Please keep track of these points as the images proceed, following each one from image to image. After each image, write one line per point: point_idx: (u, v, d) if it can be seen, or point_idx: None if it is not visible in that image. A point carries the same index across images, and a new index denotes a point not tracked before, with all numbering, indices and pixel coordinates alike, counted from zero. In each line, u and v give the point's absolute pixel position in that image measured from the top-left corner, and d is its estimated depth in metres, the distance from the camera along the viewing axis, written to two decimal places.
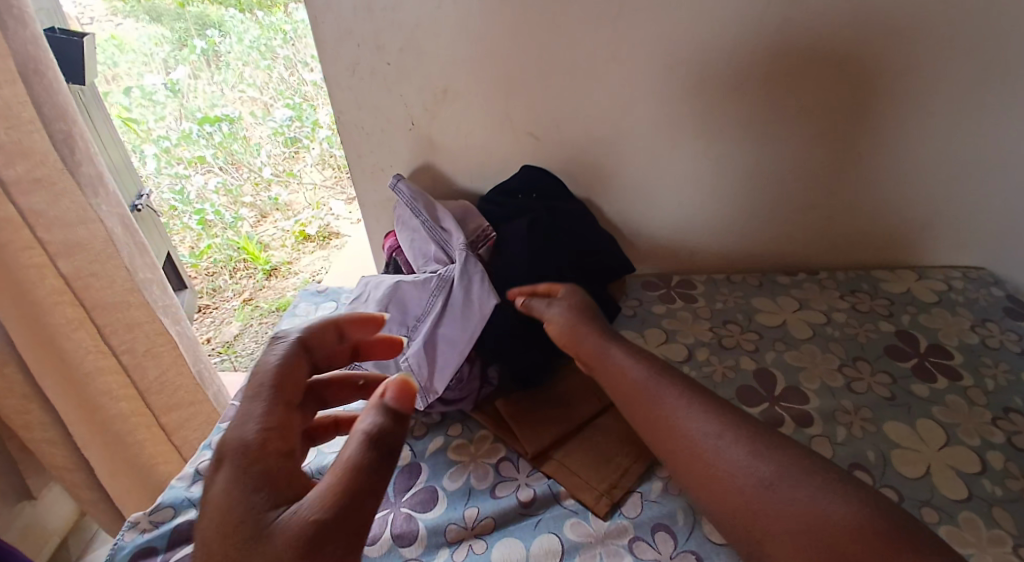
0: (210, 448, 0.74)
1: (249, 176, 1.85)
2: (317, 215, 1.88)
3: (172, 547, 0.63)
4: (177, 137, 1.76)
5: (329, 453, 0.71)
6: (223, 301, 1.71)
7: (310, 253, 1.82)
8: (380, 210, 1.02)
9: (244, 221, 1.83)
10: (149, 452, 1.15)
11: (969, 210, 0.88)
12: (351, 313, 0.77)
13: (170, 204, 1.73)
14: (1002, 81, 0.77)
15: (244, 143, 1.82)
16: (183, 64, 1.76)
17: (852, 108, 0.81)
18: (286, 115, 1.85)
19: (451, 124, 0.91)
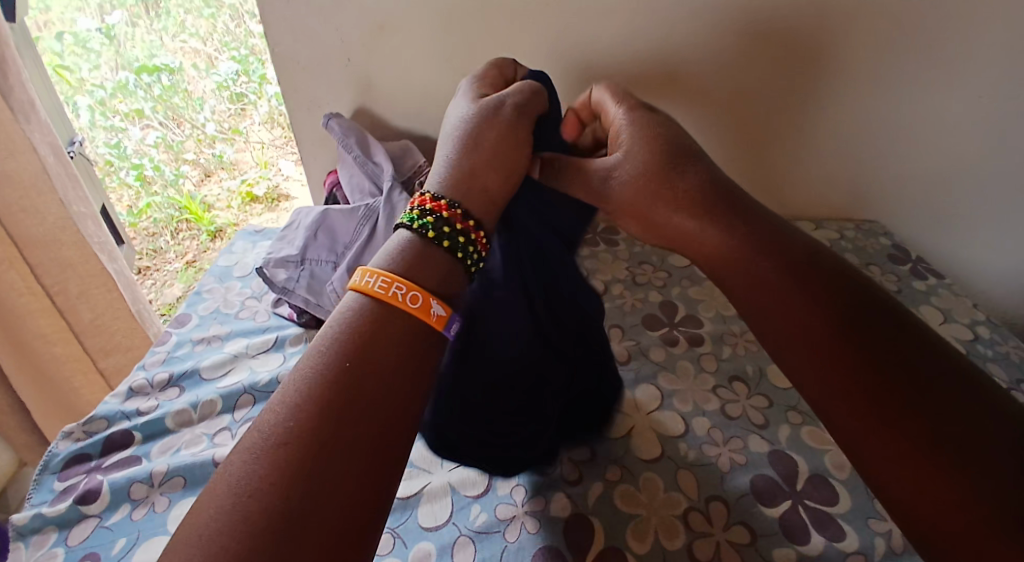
0: (144, 369, 0.76)
1: (191, 131, 1.81)
2: (264, 175, 1.85)
3: (107, 452, 0.67)
4: (113, 87, 1.71)
5: (258, 372, 0.74)
6: (164, 263, 1.71)
7: (257, 215, 1.81)
8: (317, 146, 1.06)
9: (187, 178, 1.80)
10: (86, 398, 1.16)
11: (877, 177, 0.92)
12: (282, 240, 0.82)
13: (106, 158, 1.70)
14: (912, 53, 0.80)
15: (185, 97, 1.78)
16: (120, 9, 1.68)
17: (775, 68, 0.83)
18: (231, 68, 1.79)
19: (387, 61, 0.94)
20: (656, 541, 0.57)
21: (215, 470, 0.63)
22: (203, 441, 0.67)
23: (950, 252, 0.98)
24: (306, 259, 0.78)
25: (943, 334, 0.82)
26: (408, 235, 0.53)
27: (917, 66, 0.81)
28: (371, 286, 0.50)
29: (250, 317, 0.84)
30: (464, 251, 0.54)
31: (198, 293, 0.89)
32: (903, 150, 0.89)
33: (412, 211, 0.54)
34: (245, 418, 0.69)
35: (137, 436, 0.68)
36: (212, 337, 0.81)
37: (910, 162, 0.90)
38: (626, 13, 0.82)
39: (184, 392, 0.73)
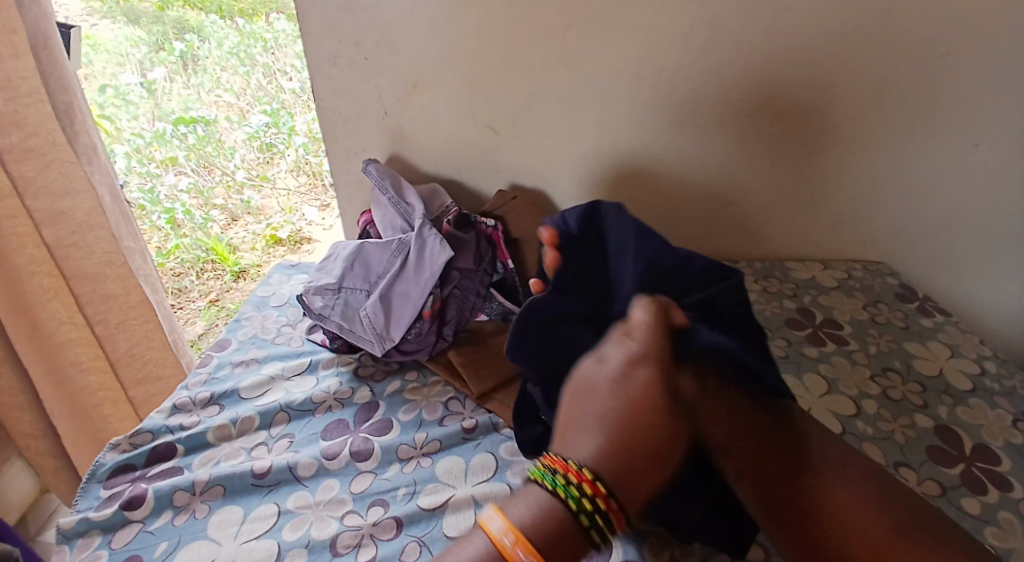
0: (186, 388, 0.81)
1: (221, 178, 1.92)
2: (289, 220, 1.93)
3: (150, 463, 0.72)
4: (151, 136, 1.83)
5: (294, 392, 0.79)
6: (189, 301, 1.76)
7: (279, 257, 1.86)
8: (351, 189, 1.14)
9: (215, 222, 1.88)
10: (115, 426, 1.17)
11: (885, 221, 0.97)
12: (320, 271, 0.88)
13: (139, 202, 1.78)
14: (913, 103, 0.85)
15: (217, 146, 1.90)
16: (160, 66, 1.86)
17: (779, 118, 0.89)
18: (262, 121, 1.93)
19: (418, 112, 1.02)
20: (671, 555, 0.60)
21: (252, 481, 0.67)
22: (241, 455, 0.71)
23: (962, 291, 1.00)
24: (342, 287, 0.83)
25: (950, 368, 0.84)
26: (541, 494, 0.49)
27: (919, 114, 0.86)
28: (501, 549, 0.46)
29: (286, 342, 0.89)
30: (578, 507, 0.47)
31: (237, 320, 0.94)
32: (905, 193, 0.93)
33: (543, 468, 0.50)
34: (281, 434, 0.73)
35: (180, 448, 0.73)
36: (251, 360, 0.86)
37: (911, 205, 0.94)
38: (638, 69, 0.89)
39: (224, 409, 0.78)
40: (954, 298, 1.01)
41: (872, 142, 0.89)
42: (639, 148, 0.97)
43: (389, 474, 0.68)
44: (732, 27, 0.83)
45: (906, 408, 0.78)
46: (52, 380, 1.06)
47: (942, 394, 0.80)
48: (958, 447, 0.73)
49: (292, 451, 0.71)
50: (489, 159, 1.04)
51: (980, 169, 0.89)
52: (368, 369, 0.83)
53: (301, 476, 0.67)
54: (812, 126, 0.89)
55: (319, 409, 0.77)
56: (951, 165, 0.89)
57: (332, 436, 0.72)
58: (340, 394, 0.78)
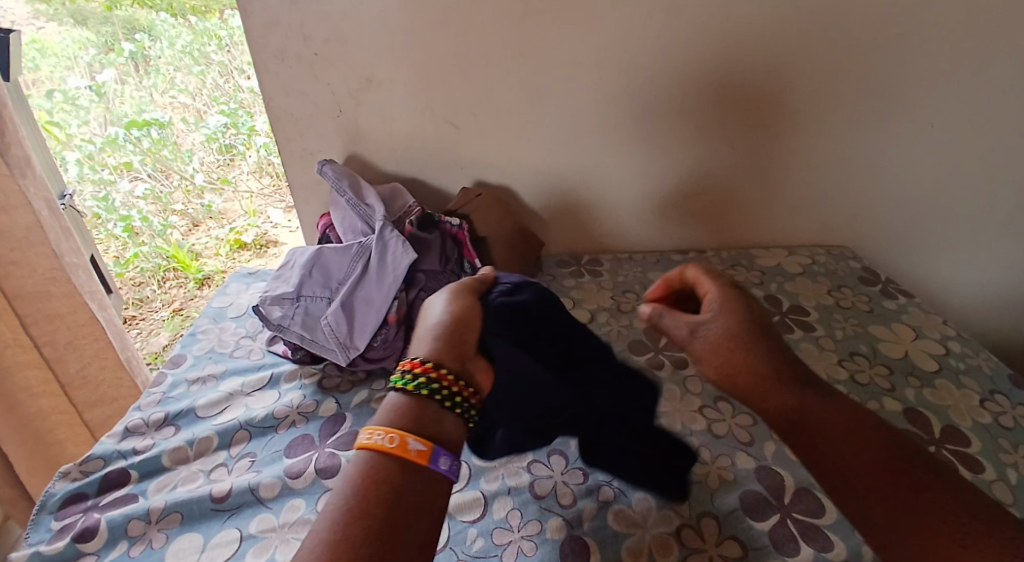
0: (138, 410, 0.77)
1: (180, 183, 1.84)
2: (253, 223, 1.88)
3: (102, 492, 0.68)
4: (102, 141, 1.73)
5: (254, 409, 0.76)
6: (151, 312, 1.69)
7: (245, 261, 1.81)
8: (309, 191, 1.10)
9: (175, 229, 1.81)
10: (71, 449, 1.12)
11: (845, 206, 0.98)
12: (277, 279, 0.84)
13: (94, 211, 1.69)
14: (869, 89, 0.86)
15: (174, 149, 1.82)
16: (110, 68, 1.74)
17: (739, 107, 0.89)
18: (220, 121, 1.87)
19: (376, 110, 0.99)
20: (650, 558, 0.58)
21: (211, 506, 0.64)
22: (200, 478, 0.68)
23: (921, 273, 1.02)
24: (301, 296, 0.80)
25: (915, 349, 0.85)
26: (398, 398, 0.51)
27: (874, 99, 0.87)
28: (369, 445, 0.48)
29: (245, 356, 0.86)
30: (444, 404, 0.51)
31: (192, 334, 0.90)
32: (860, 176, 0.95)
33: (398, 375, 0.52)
34: (241, 454, 0.70)
35: (133, 475, 0.69)
36: (208, 376, 0.82)
37: (870, 189, 0.95)
38: (598, 61, 0.88)
39: (180, 430, 0.74)
40: (914, 279, 1.03)
41: (831, 128, 0.90)
42: (603, 141, 0.95)
43: None
44: (689, 16, 0.83)
45: (874, 392, 0.78)
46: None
47: (908, 376, 0.81)
48: (927, 430, 0.73)
49: (254, 471, 0.68)
50: (451, 156, 1.02)
51: (936, 150, 0.90)
52: (333, 381, 0.80)
53: (264, 497, 0.64)
54: (773, 116, 0.90)
55: (282, 425, 0.73)
56: (906, 150, 0.91)
57: (295, 452, 0.69)
58: (305, 408, 0.75)
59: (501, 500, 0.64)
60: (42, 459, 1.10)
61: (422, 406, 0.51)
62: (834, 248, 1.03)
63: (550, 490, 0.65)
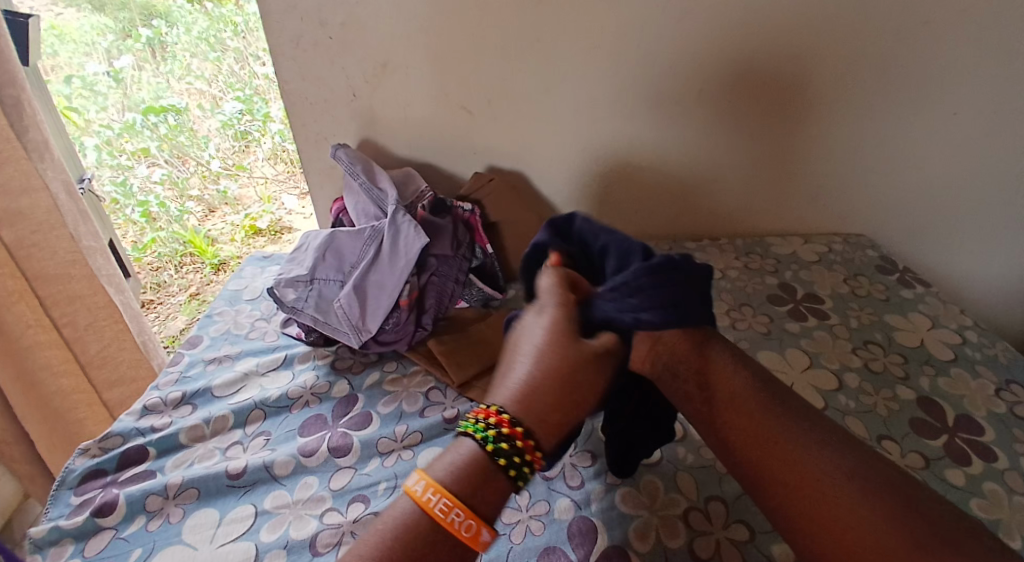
0: (157, 389, 0.79)
1: (196, 168, 1.86)
2: (267, 209, 1.89)
3: (122, 468, 0.70)
4: (121, 127, 1.76)
5: (269, 389, 0.77)
6: (168, 296, 1.72)
7: (259, 247, 1.83)
8: (323, 176, 1.10)
9: (191, 214, 1.84)
10: (91, 428, 1.14)
11: (864, 194, 0.96)
12: (292, 262, 0.85)
13: (112, 196, 1.72)
14: (890, 74, 0.84)
15: (191, 135, 1.84)
16: (128, 54, 1.77)
17: (756, 93, 0.88)
18: (235, 107, 1.87)
19: (390, 95, 0.99)
20: (658, 541, 0.59)
21: (227, 482, 0.65)
22: (216, 455, 0.69)
23: (938, 263, 1.00)
24: (315, 279, 0.81)
25: (931, 339, 0.84)
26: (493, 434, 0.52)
27: (895, 85, 0.85)
28: (415, 492, 0.50)
29: (260, 338, 0.87)
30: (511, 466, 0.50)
31: (209, 316, 0.92)
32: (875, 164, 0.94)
33: (473, 420, 0.52)
34: (256, 432, 0.72)
35: (151, 451, 0.71)
36: (224, 357, 0.83)
37: (889, 177, 0.94)
38: (612, 45, 0.87)
39: (197, 409, 0.76)
40: (932, 270, 1.01)
41: (851, 115, 0.88)
42: (617, 127, 0.95)
43: (369, 469, 0.66)
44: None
45: (888, 381, 0.77)
46: (22, 386, 1.03)
47: (923, 365, 0.80)
48: (941, 419, 0.72)
49: (268, 449, 0.69)
50: (465, 141, 1.02)
51: (958, 138, 0.88)
52: (346, 362, 0.81)
53: (278, 475, 0.66)
54: (791, 102, 0.88)
55: (296, 405, 0.75)
56: (926, 137, 0.89)
57: (309, 431, 0.71)
58: (318, 389, 0.76)
59: None
60: (63, 437, 1.13)
61: (477, 462, 0.50)
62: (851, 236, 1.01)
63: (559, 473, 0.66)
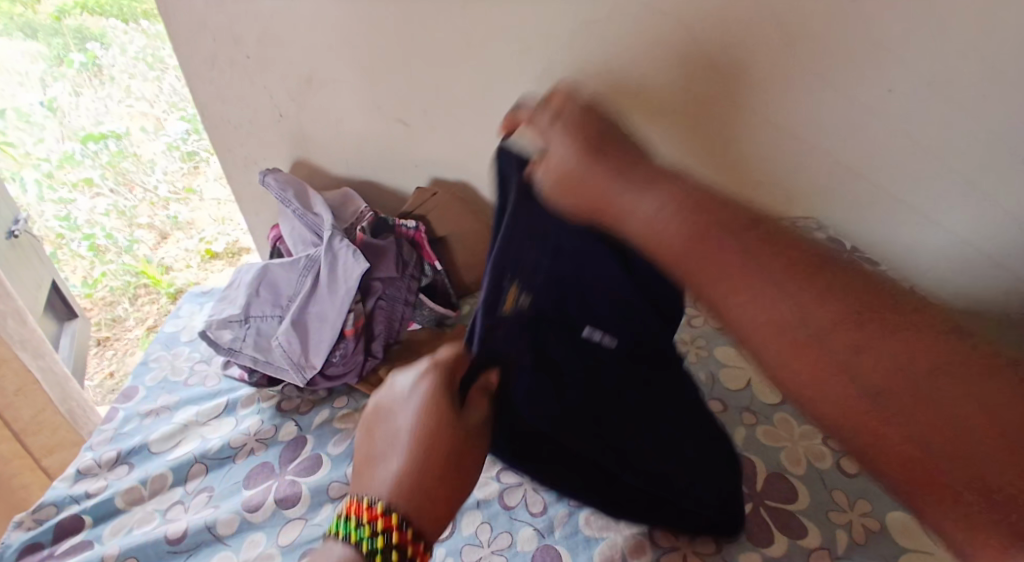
0: (90, 450, 0.74)
1: (143, 195, 1.72)
2: (222, 231, 1.72)
3: (58, 539, 0.65)
4: (59, 158, 1.68)
5: (209, 439, 0.73)
6: (124, 331, 1.61)
7: (218, 271, 1.66)
8: (258, 202, 1.05)
9: (142, 243, 1.70)
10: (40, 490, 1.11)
11: None
12: (224, 299, 0.80)
13: (57, 231, 1.67)
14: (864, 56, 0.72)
15: (135, 160, 1.69)
16: (62, 80, 1.65)
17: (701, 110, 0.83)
18: (181, 128, 1.68)
19: (321, 112, 0.94)
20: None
21: (167, 548, 0.62)
22: (155, 518, 0.65)
23: None
24: (250, 317, 0.77)
25: None
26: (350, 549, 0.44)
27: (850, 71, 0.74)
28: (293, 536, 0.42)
29: (200, 383, 0.82)
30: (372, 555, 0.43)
31: (144, 363, 0.87)
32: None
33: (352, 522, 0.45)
34: (199, 489, 0.68)
35: (87, 520, 0.66)
36: (161, 408, 0.79)
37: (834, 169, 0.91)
38: (543, 54, 0.82)
39: (134, 467, 0.71)
40: None
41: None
42: None
43: (321, 517, 0.63)
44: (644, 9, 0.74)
45: None
46: None
47: None
48: None
49: (212, 507, 0.65)
50: (404, 154, 0.98)
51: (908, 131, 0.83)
52: (292, 402, 0.77)
53: (221, 534, 0.62)
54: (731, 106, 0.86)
55: (240, 454, 0.71)
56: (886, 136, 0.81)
57: (254, 483, 0.67)
58: (263, 434, 0.72)
59: (469, 515, 0.63)
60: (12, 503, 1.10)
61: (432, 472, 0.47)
62: None
63: (521, 500, 0.63)
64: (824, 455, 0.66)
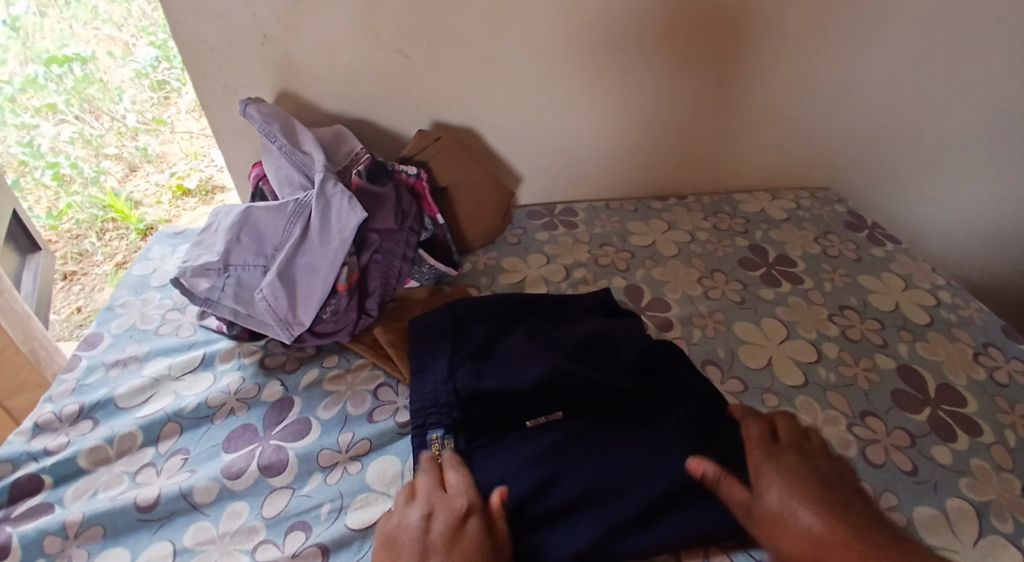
0: (49, 403, 0.67)
1: (111, 124, 1.59)
2: (195, 167, 1.62)
3: (13, 501, 0.58)
4: (22, 81, 1.46)
5: (185, 396, 0.66)
6: (92, 266, 1.47)
7: (191, 210, 1.55)
8: (240, 138, 0.93)
9: (110, 175, 1.58)
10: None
11: (815, 135, 0.99)
12: (199, 245, 0.71)
13: (19, 158, 1.48)
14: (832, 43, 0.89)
15: (101, 87, 1.55)
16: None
17: (718, 52, 0.88)
18: (150, 55, 1.59)
19: (311, 38, 0.83)
20: None
21: (137, 516, 0.56)
22: (124, 481, 0.59)
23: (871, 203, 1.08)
24: (230, 266, 0.68)
25: (905, 300, 0.81)
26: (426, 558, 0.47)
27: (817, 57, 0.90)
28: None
29: (173, 333, 0.75)
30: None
31: (110, 310, 0.79)
32: (823, 96, 0.94)
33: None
34: (172, 451, 0.62)
35: (46, 480, 0.60)
36: (129, 359, 0.72)
37: (830, 119, 0.97)
38: None
39: (99, 424, 0.64)
40: (880, 200, 1.08)
41: (810, 57, 0.89)
42: (581, 74, 0.88)
43: (310, 488, 0.57)
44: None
45: (866, 349, 0.73)
46: None
47: (900, 330, 0.76)
48: (921, 389, 0.69)
49: (187, 471, 0.59)
50: (404, 93, 0.89)
51: (899, 72, 0.92)
52: (277, 359, 0.70)
53: (199, 503, 0.56)
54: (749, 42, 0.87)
55: (219, 414, 0.65)
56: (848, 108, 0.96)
57: (235, 446, 0.61)
58: (244, 393, 0.66)
59: None
60: None
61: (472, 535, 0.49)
62: (804, 191, 1.03)
63: None
64: (848, 442, 0.62)
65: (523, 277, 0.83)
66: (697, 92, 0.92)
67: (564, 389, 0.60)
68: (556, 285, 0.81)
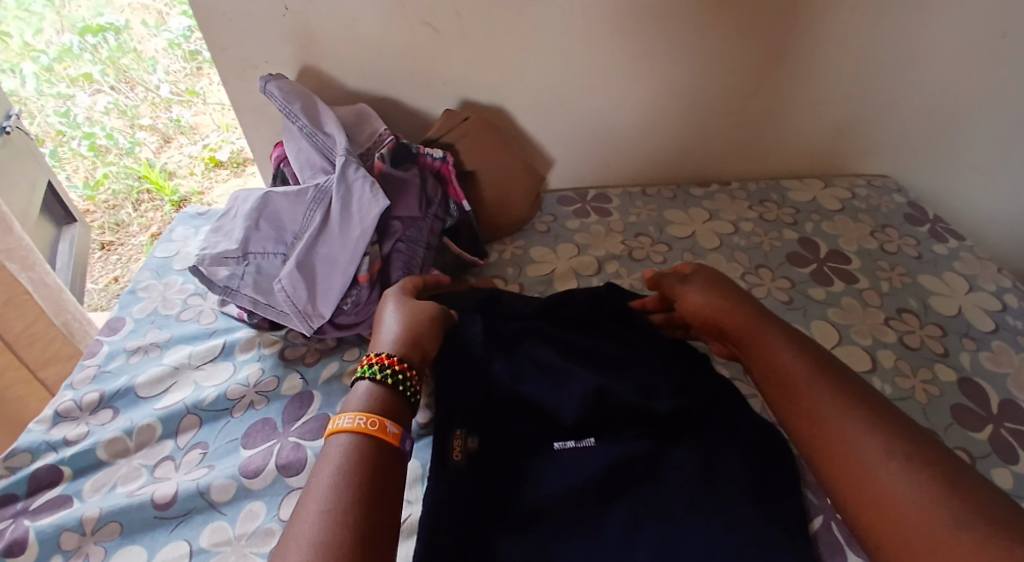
0: (71, 389, 0.66)
1: (144, 94, 1.55)
2: (226, 138, 1.56)
3: (34, 492, 0.58)
4: (58, 51, 1.50)
5: (204, 388, 0.64)
6: (128, 236, 1.49)
7: (223, 181, 1.52)
8: (259, 116, 0.89)
9: (145, 145, 1.55)
10: (37, 406, 1.05)
11: (877, 115, 0.91)
12: (217, 232, 0.68)
13: (57, 128, 1.52)
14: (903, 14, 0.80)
15: (135, 57, 1.52)
16: None
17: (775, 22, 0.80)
18: (183, 24, 1.52)
19: (332, 9, 0.78)
20: None
21: (154, 513, 0.54)
22: (142, 476, 0.58)
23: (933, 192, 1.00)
24: (248, 254, 0.65)
25: (969, 304, 0.74)
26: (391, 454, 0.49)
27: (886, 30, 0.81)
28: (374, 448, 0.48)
29: (194, 319, 0.74)
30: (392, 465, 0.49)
31: (132, 293, 0.78)
32: (884, 75, 0.86)
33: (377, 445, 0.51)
34: (190, 445, 0.60)
35: (66, 471, 0.59)
36: (149, 346, 0.70)
37: (894, 98, 0.89)
38: None
39: (119, 414, 0.63)
40: (941, 189, 0.99)
41: (877, 27, 0.81)
42: (622, 47, 0.82)
43: None
44: None
45: (926, 357, 0.67)
46: None
47: (963, 337, 0.70)
48: (984, 405, 0.63)
49: (205, 467, 0.58)
50: (431, 69, 0.84)
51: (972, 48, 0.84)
52: (297, 351, 0.68)
53: (216, 502, 0.55)
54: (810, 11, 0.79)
55: (238, 407, 0.63)
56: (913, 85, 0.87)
57: (253, 442, 0.59)
58: (263, 386, 0.64)
59: None
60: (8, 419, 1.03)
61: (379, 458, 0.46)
62: (860, 179, 0.96)
63: None
64: None
65: (552, 270, 0.79)
66: (745, 71, 0.85)
67: (607, 408, 0.56)
68: (587, 279, 0.77)
